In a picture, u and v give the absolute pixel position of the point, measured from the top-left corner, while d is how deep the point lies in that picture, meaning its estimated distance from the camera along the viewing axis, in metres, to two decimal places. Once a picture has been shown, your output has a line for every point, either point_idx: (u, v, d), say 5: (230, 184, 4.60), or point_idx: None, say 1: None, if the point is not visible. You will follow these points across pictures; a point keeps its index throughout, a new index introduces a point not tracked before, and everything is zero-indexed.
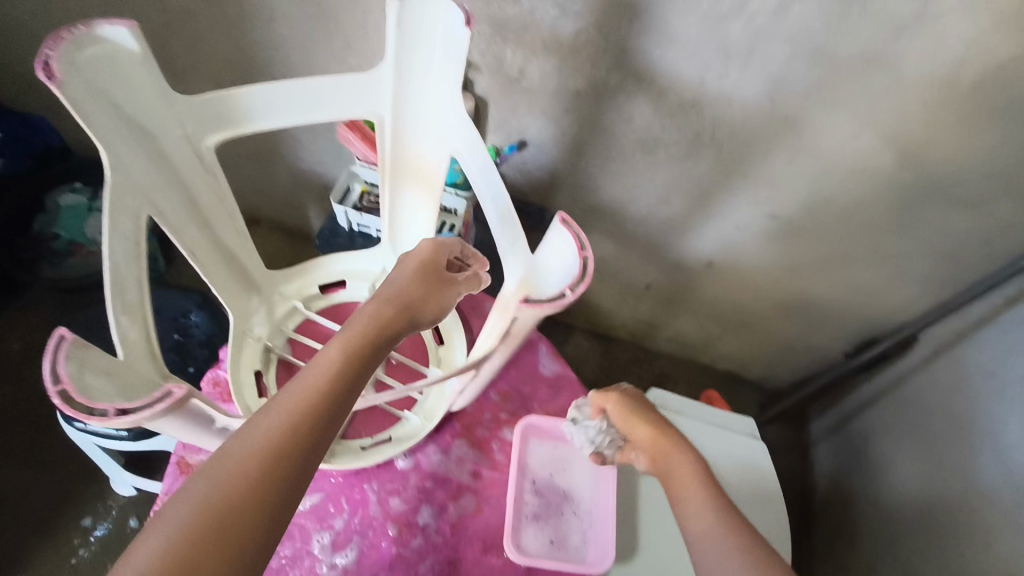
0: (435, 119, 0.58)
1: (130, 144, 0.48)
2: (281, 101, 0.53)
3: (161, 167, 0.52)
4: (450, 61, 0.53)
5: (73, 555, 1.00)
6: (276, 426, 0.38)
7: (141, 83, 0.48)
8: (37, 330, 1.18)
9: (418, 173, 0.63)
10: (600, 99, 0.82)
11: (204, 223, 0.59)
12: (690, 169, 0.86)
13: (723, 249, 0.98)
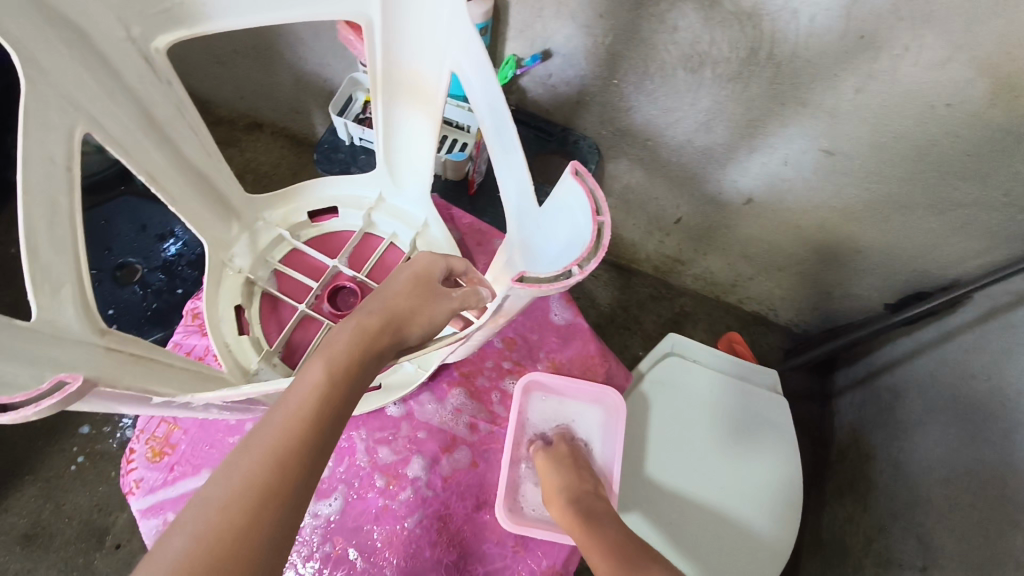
0: (432, 23, 0.48)
1: (52, 41, 0.40)
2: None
3: (100, 72, 0.44)
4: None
5: (71, 463, 0.99)
6: (253, 469, 0.32)
7: None
8: None
9: (415, 89, 0.53)
10: (639, 3, 0.70)
11: (165, 139, 0.51)
12: (739, 92, 0.75)
13: (766, 185, 0.88)
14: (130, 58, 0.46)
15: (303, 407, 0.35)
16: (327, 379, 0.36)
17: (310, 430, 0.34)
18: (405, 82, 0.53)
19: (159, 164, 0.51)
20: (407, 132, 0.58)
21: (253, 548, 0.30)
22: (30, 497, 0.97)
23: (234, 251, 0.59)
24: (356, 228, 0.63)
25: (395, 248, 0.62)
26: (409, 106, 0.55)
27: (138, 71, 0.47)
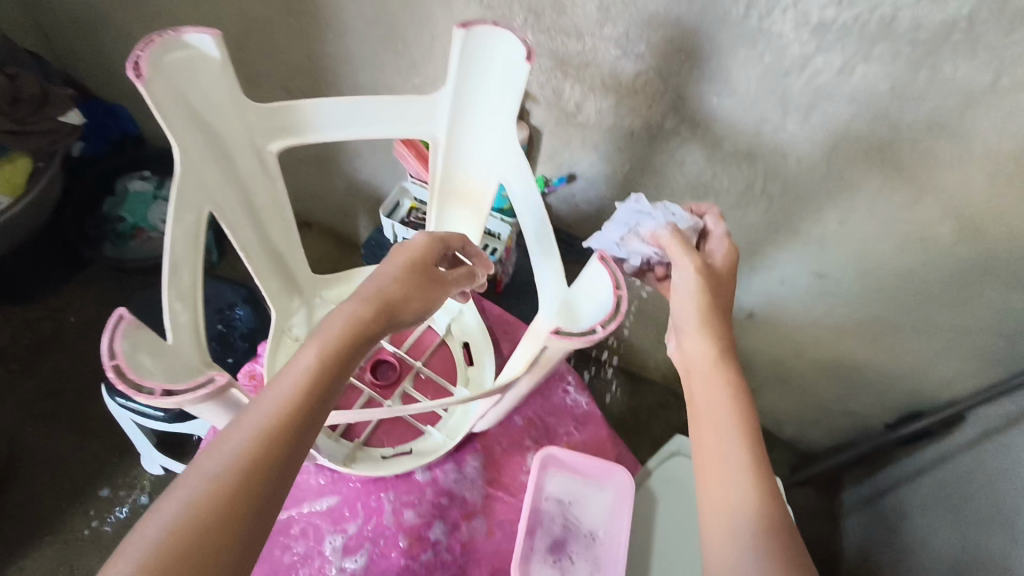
0: (489, 144, 0.59)
1: (198, 141, 0.51)
2: (345, 119, 0.55)
3: (224, 165, 0.55)
4: (508, 91, 0.54)
5: (85, 526, 1.04)
6: (245, 446, 0.37)
7: (217, 88, 0.51)
8: (94, 305, 1.26)
9: (468, 194, 0.64)
10: (654, 141, 0.83)
11: (258, 223, 0.61)
12: (738, 218, 0.86)
13: (765, 301, 0.96)
14: (248, 157, 0.57)
15: (294, 393, 0.40)
16: (319, 368, 0.41)
17: (301, 412, 0.39)
18: (460, 188, 0.64)
19: (250, 242, 0.61)
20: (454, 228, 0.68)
21: (256, 492, 0.36)
22: (47, 557, 1.01)
23: (294, 321, 0.67)
24: None
25: (431, 330, 0.72)
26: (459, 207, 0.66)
27: (252, 169, 0.58)
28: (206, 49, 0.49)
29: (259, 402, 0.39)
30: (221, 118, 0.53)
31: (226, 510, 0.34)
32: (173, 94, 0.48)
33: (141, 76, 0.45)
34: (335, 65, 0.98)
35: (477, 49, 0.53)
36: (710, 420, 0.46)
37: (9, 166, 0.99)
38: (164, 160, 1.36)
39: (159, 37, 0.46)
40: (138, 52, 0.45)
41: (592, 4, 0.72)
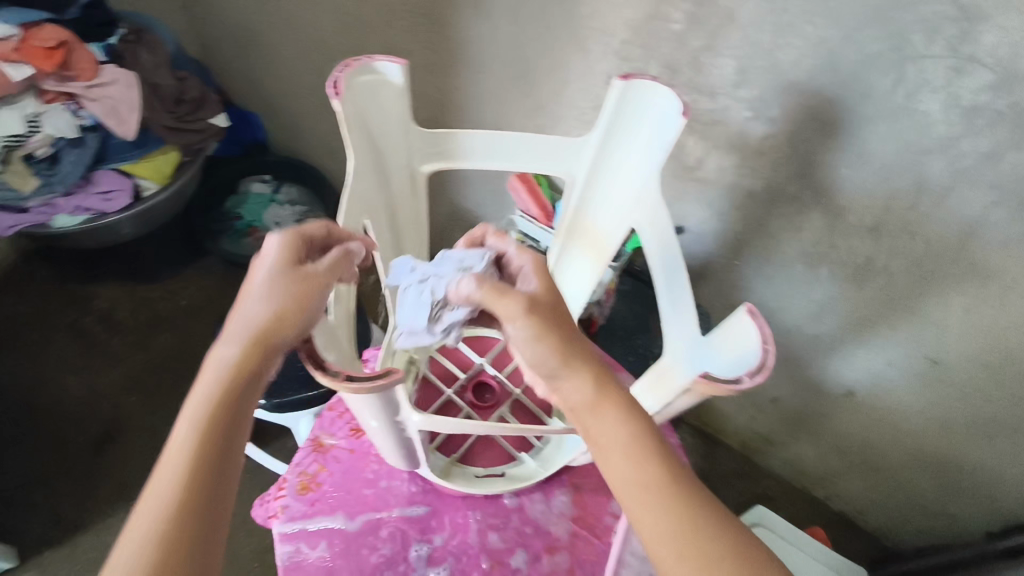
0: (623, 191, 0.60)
1: (366, 157, 0.55)
2: (496, 151, 0.58)
3: (381, 182, 0.59)
4: (654, 143, 0.55)
5: None
6: (173, 488, 0.38)
7: (391, 112, 0.55)
8: (204, 291, 1.35)
9: (593, 235, 0.65)
10: (773, 204, 0.82)
11: (397, 239, 0.64)
12: (853, 292, 0.84)
13: (868, 381, 0.93)
14: (402, 176, 0.60)
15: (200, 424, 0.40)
16: (221, 393, 0.42)
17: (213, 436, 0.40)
18: (586, 229, 0.65)
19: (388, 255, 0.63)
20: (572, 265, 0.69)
21: (196, 522, 0.37)
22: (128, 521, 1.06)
23: None
24: (504, 336, 0.73)
25: None
26: (582, 246, 0.67)
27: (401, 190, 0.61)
28: (392, 77, 0.53)
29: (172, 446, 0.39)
30: (388, 139, 0.57)
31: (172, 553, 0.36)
32: (356, 113, 0.52)
33: (338, 94, 0.49)
34: (464, 97, 1.03)
35: (634, 101, 0.54)
36: (624, 469, 0.42)
37: (162, 157, 1.06)
38: (286, 168, 1.45)
39: (356, 61, 0.51)
40: (337, 73, 0.49)
41: (731, 66, 0.73)
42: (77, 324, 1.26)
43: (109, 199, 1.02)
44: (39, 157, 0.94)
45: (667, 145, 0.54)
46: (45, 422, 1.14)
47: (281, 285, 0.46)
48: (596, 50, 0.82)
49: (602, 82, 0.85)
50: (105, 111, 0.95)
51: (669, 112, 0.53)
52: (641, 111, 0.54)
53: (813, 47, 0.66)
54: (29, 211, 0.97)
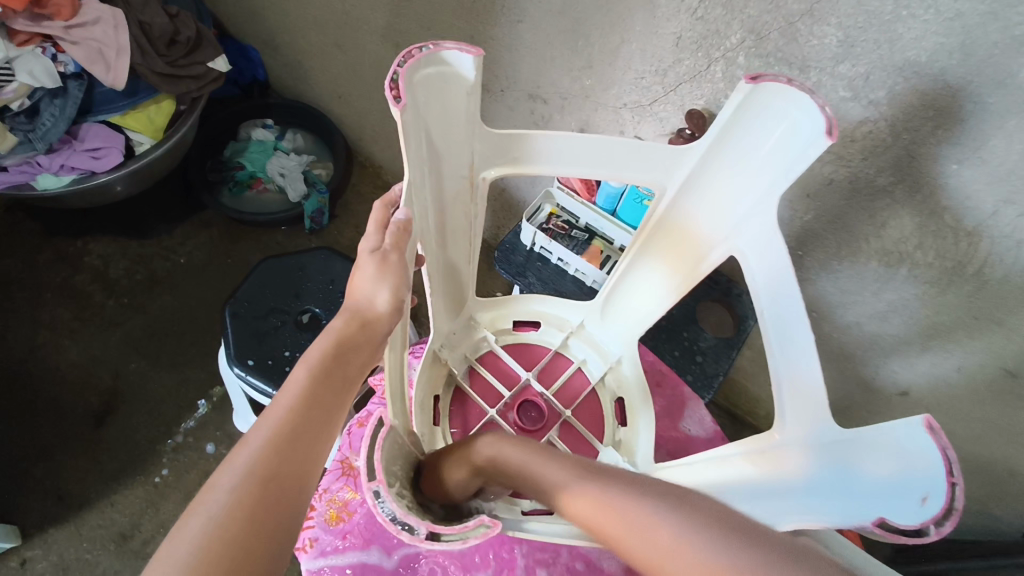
0: (725, 207, 0.53)
1: (422, 165, 0.46)
2: (581, 158, 0.49)
3: (435, 191, 0.50)
4: (777, 159, 0.48)
5: (157, 474, 1.03)
6: (296, 400, 0.40)
7: (456, 110, 0.46)
8: (202, 248, 1.24)
9: (680, 248, 0.58)
10: (856, 197, 0.73)
11: (444, 245, 0.56)
12: (933, 295, 0.76)
13: (927, 383, 0.86)
14: (461, 182, 0.51)
15: (318, 361, 0.43)
16: (339, 342, 0.45)
17: (332, 380, 0.43)
18: (673, 242, 0.58)
19: (433, 261, 0.55)
20: (643, 277, 0.63)
21: (302, 465, 0.38)
22: (135, 497, 1.01)
23: (445, 343, 0.64)
24: (552, 345, 0.67)
25: (581, 373, 0.66)
26: (662, 259, 0.60)
27: (457, 193, 0.51)
28: (461, 67, 0.43)
29: (300, 367, 0.43)
30: (450, 143, 0.47)
31: (292, 453, 0.38)
32: (419, 113, 0.43)
33: (398, 99, 0.40)
34: (500, 48, 0.91)
35: (761, 109, 0.46)
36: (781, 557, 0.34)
37: (154, 107, 0.95)
38: (290, 111, 1.32)
39: (419, 51, 0.41)
40: (397, 70, 0.40)
41: (835, 37, 0.61)
42: (69, 283, 1.17)
43: (98, 156, 0.91)
44: (15, 110, 0.83)
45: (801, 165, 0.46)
46: (42, 390, 1.07)
47: (384, 285, 0.47)
48: (667, 6, 0.69)
49: (668, 44, 0.73)
50: (88, 55, 0.83)
51: (805, 125, 0.45)
52: (769, 120, 0.46)
53: (944, 23, 0.55)
54: (7, 169, 0.87)
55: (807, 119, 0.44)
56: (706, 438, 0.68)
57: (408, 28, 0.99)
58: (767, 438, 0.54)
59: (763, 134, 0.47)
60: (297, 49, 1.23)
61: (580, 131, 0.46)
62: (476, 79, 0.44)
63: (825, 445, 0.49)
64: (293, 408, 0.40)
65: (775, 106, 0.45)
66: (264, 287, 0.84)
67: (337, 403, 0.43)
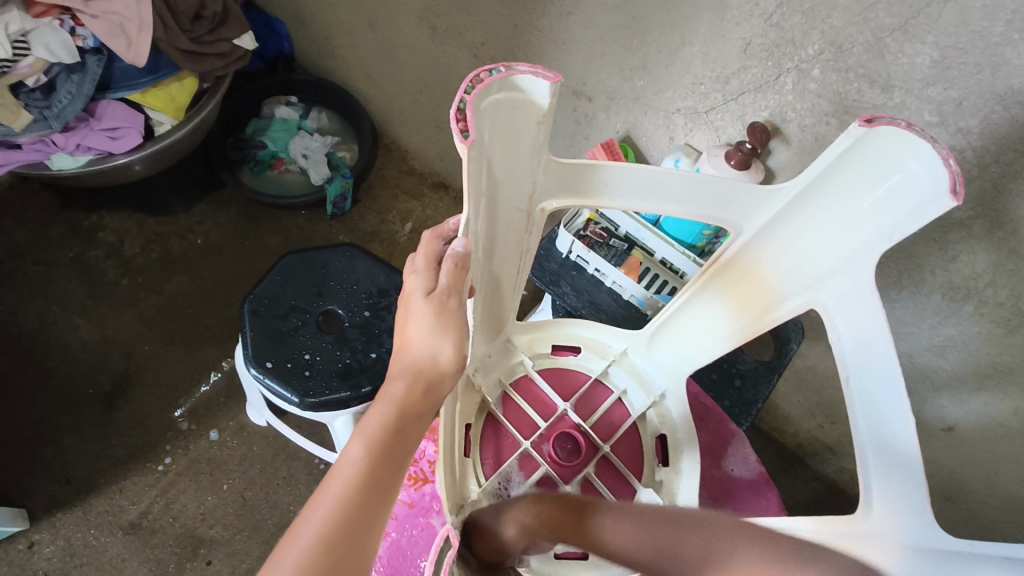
0: (806, 257, 0.50)
1: (481, 196, 0.43)
2: (651, 193, 0.46)
3: (490, 221, 0.47)
4: (880, 214, 0.44)
5: (160, 462, 1.01)
6: (352, 483, 0.37)
7: (522, 140, 0.43)
8: (220, 228, 1.20)
9: (748, 292, 0.55)
10: (929, 228, 0.68)
11: (492, 272, 0.53)
12: (998, 335, 0.70)
13: (977, 423, 0.81)
14: (518, 211, 0.48)
15: (380, 431, 0.40)
16: (399, 412, 0.41)
17: (393, 455, 0.39)
18: (740, 286, 0.55)
19: (480, 290, 0.52)
20: (700, 316, 0.59)
21: (351, 559, 0.34)
22: (147, 485, 0.99)
23: (479, 367, 0.60)
24: (592, 373, 0.64)
25: (622, 405, 0.63)
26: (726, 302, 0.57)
27: (513, 220, 0.49)
28: (533, 94, 0.40)
29: (356, 440, 0.39)
30: (512, 172, 0.45)
31: (345, 547, 0.34)
32: (484, 141, 0.40)
33: (465, 132, 0.38)
34: (545, 40, 0.85)
35: (864, 157, 0.42)
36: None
37: (177, 85, 0.91)
38: (315, 88, 1.26)
39: (488, 76, 0.38)
40: (464, 96, 0.38)
41: (930, 57, 0.55)
42: (83, 258, 1.14)
43: (116, 136, 0.87)
44: (31, 86, 0.79)
45: (910, 224, 0.42)
46: (54, 368, 1.05)
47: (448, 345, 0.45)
48: (739, 9, 0.63)
49: (735, 49, 0.66)
50: (108, 29, 0.79)
51: (920, 180, 0.41)
52: (878, 170, 0.42)
53: None
54: (21, 147, 0.84)
55: (925, 174, 0.40)
56: (750, 480, 0.66)
57: (446, 11, 0.93)
58: (845, 521, 0.45)
59: (867, 183, 0.43)
60: (326, 23, 1.17)
61: (657, 167, 0.43)
62: (548, 107, 0.41)
63: (922, 551, 0.42)
64: (349, 493, 0.36)
65: (886, 157, 0.41)
66: (284, 285, 0.80)
67: (393, 483, 0.39)
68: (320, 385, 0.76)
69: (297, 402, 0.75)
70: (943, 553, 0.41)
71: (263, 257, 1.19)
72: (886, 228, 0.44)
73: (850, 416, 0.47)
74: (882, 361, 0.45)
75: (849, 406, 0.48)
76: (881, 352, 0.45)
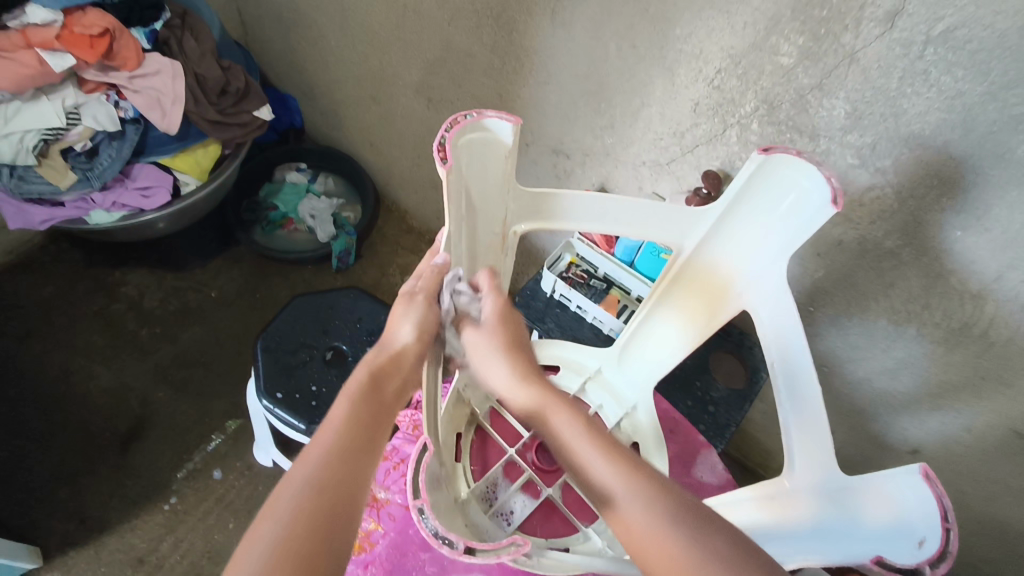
0: (737, 268, 0.61)
1: (460, 217, 0.53)
2: (601, 215, 0.56)
3: (470, 240, 0.56)
4: (787, 225, 0.54)
5: (166, 501, 1.05)
6: (340, 428, 0.45)
7: (493, 172, 0.53)
8: (233, 282, 1.30)
9: (697, 300, 0.65)
10: (866, 259, 0.75)
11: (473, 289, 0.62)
12: (942, 354, 0.77)
13: (938, 443, 0.86)
14: (493, 233, 0.58)
15: (358, 390, 0.48)
16: (375, 373, 0.50)
17: (371, 404, 0.48)
18: (689, 296, 0.66)
19: None
20: (660, 327, 0.70)
21: (347, 486, 0.42)
22: (155, 523, 1.03)
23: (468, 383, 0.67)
24: (571, 389, 0.72)
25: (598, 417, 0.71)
26: (679, 311, 0.67)
27: (490, 243, 0.59)
28: (500, 134, 0.51)
29: (343, 396, 0.47)
30: (487, 201, 0.55)
31: (345, 468, 0.42)
32: (462, 172, 0.51)
33: (445, 159, 0.48)
34: (527, 107, 0.97)
35: (764, 181, 0.54)
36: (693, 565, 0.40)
37: (202, 151, 1.02)
38: (323, 156, 1.39)
39: (465, 118, 0.49)
40: (444, 134, 0.48)
41: (843, 110, 0.65)
42: (106, 311, 1.22)
43: (147, 195, 0.98)
44: (77, 151, 0.91)
45: (805, 230, 0.53)
46: (71, 412, 1.11)
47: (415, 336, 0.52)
48: (686, 75, 0.74)
49: (686, 109, 0.77)
50: (147, 102, 0.91)
51: (813, 194, 0.52)
52: (782, 188, 0.54)
53: (945, 100, 0.58)
54: (64, 205, 0.95)
55: (814, 188, 0.51)
56: (717, 484, 0.73)
57: (440, 84, 1.06)
58: (775, 484, 0.57)
59: (775, 199, 0.54)
60: (335, 98, 1.31)
61: (602, 193, 0.54)
62: (513, 144, 0.51)
63: (830, 494, 0.53)
64: (336, 437, 0.44)
65: (785, 176, 0.53)
66: (293, 325, 0.88)
67: (376, 424, 0.47)
68: (325, 414, 0.83)
69: (304, 428, 0.81)
70: (844, 492, 0.52)
71: (272, 309, 1.28)
72: (790, 237, 0.55)
73: (775, 393, 0.57)
74: (792, 341, 0.55)
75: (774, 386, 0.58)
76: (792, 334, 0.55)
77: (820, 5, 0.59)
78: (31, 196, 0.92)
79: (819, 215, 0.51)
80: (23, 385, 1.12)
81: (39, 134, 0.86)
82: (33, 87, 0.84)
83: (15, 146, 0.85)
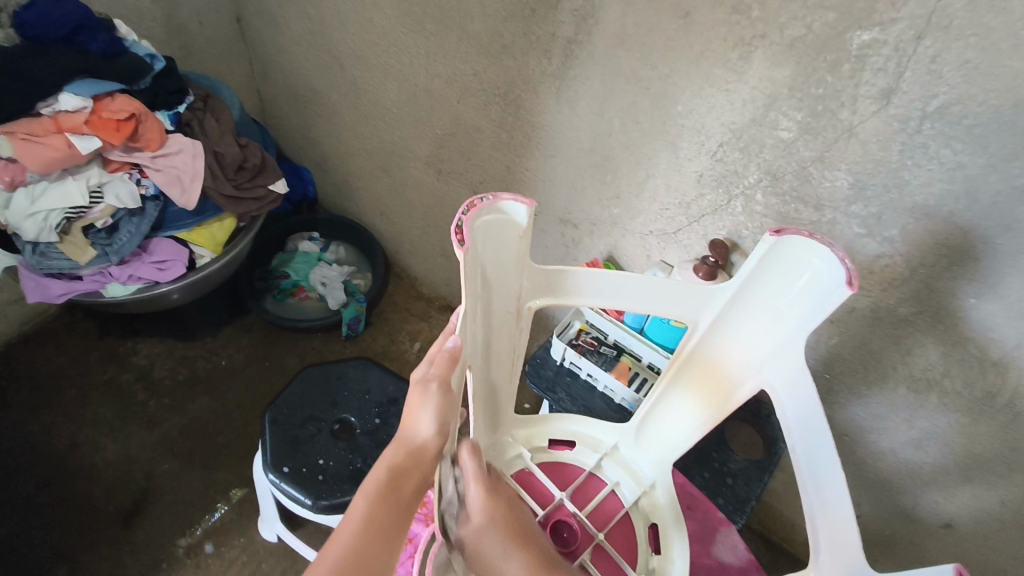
0: (754, 344, 0.60)
1: (476, 294, 0.54)
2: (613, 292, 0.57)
3: (485, 316, 0.57)
4: (801, 305, 0.55)
5: None
6: (358, 525, 0.51)
7: (507, 250, 0.54)
8: (243, 351, 1.30)
9: (713, 377, 0.65)
10: (879, 327, 0.75)
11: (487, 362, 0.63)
12: (966, 424, 0.74)
13: (969, 517, 0.83)
14: (508, 308, 0.59)
15: (376, 490, 0.52)
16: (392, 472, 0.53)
17: (389, 499, 0.52)
18: (704, 372, 0.66)
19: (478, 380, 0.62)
20: (675, 403, 0.69)
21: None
22: None
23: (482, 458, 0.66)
24: (587, 465, 0.71)
25: (615, 494, 0.70)
26: (694, 388, 0.67)
27: (505, 319, 0.60)
28: (515, 215, 0.52)
29: (359, 499, 0.52)
30: (502, 279, 0.56)
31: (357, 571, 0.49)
32: (478, 254, 0.51)
33: (462, 241, 0.48)
34: (533, 178, 0.99)
35: (776, 263, 0.55)
36: None
37: (218, 225, 1.05)
38: (336, 225, 1.42)
39: (479, 201, 0.50)
40: (461, 218, 0.49)
41: (846, 181, 0.65)
42: (116, 382, 1.23)
43: (163, 268, 1.00)
44: (98, 227, 0.94)
45: (820, 312, 0.53)
46: (73, 484, 1.10)
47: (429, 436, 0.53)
48: (688, 148, 0.76)
49: (690, 180, 0.79)
50: (168, 179, 0.94)
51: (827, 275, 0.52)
52: (795, 267, 0.54)
53: (947, 172, 0.58)
54: (82, 278, 0.97)
55: (828, 269, 0.51)
56: (739, 566, 0.70)
57: (450, 157, 1.09)
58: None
59: (788, 280, 0.55)
60: (348, 170, 1.35)
61: (615, 273, 0.55)
62: (527, 226, 0.52)
63: None
64: (355, 533, 0.50)
65: (798, 258, 0.53)
66: (303, 395, 0.88)
67: (391, 520, 0.52)
68: (332, 488, 0.81)
69: (310, 503, 0.79)
70: None
71: (282, 377, 1.28)
72: (807, 318, 0.54)
73: (799, 477, 0.57)
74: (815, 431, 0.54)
75: (798, 468, 0.57)
76: (813, 417, 0.55)
77: (816, 83, 0.61)
78: (52, 271, 0.95)
79: (834, 298, 0.51)
80: (27, 456, 1.11)
81: (63, 213, 0.89)
82: (60, 169, 0.87)
83: (39, 225, 0.87)
